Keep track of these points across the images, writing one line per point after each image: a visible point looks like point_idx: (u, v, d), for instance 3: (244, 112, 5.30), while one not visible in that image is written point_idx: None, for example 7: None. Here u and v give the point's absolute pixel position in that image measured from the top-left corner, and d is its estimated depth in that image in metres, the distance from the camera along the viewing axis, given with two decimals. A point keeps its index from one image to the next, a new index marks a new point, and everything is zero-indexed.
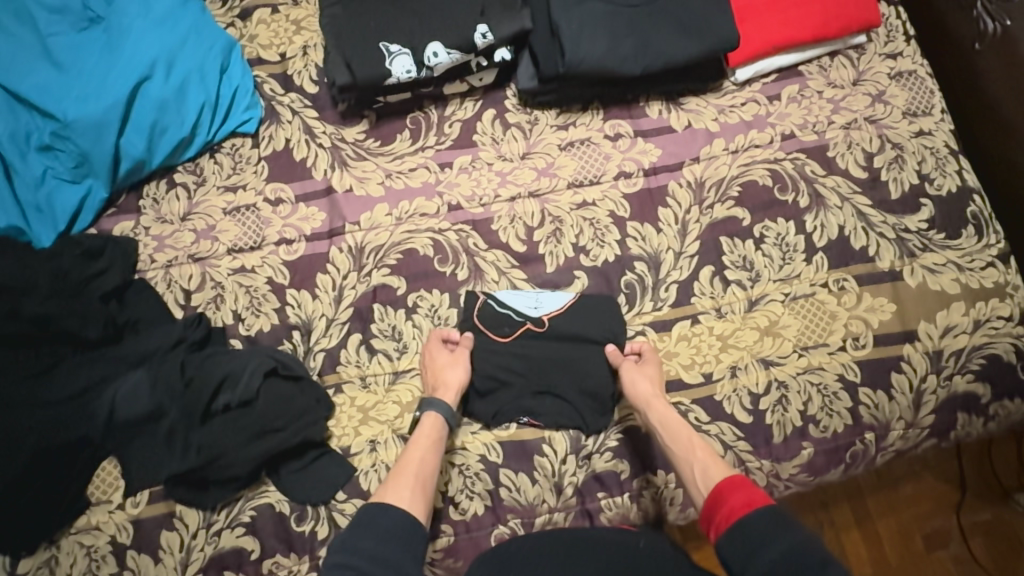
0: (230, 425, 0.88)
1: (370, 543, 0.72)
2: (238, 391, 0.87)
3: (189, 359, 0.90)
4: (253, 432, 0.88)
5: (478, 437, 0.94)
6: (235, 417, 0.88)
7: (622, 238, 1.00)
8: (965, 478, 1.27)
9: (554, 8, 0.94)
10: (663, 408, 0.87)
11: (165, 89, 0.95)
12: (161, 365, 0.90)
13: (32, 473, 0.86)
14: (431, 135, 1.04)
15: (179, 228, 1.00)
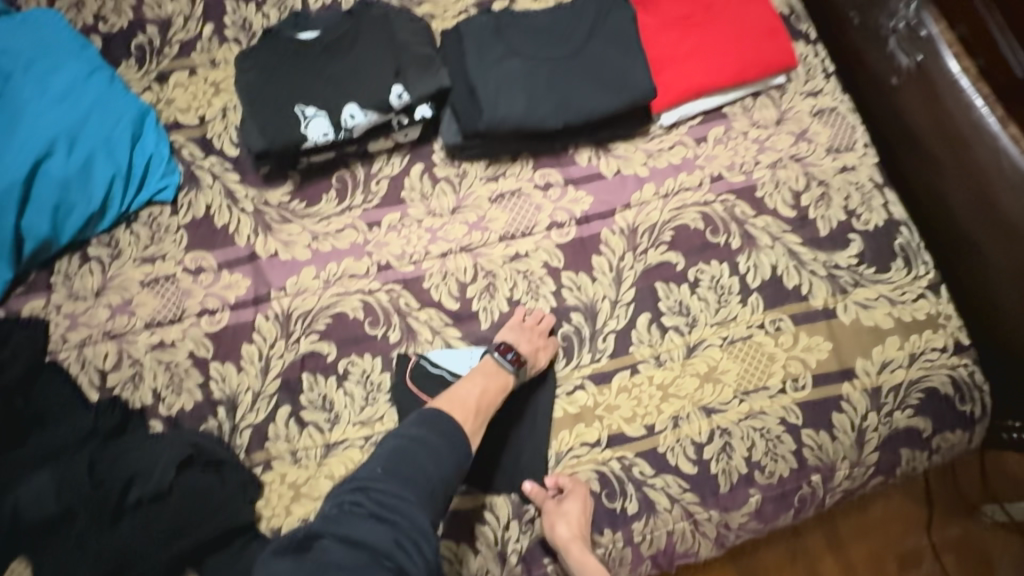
0: (141, 523, 0.82)
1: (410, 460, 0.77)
2: (150, 484, 0.83)
3: (101, 453, 0.86)
4: (168, 529, 0.82)
5: None
6: (149, 513, 0.82)
7: (557, 289, 0.98)
8: (933, 496, 1.25)
9: (471, 68, 0.94)
10: (584, 554, 0.84)
11: (68, 165, 0.92)
12: (70, 458, 0.85)
13: None
14: (358, 193, 1.01)
15: (93, 304, 0.95)
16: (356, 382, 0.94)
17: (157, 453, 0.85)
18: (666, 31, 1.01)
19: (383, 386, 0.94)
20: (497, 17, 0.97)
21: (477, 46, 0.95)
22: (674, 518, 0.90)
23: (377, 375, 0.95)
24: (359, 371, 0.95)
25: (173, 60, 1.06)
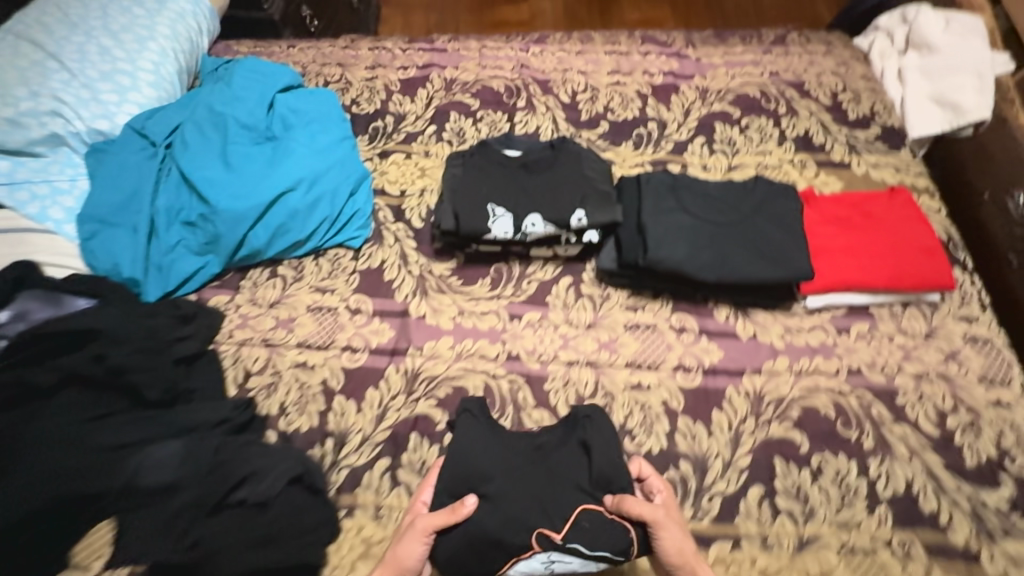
0: (239, 522, 0.85)
1: None
2: (259, 489, 0.87)
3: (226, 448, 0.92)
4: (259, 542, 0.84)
5: None
6: (246, 516, 0.86)
7: (671, 431, 0.98)
8: None
9: (645, 210, 1.06)
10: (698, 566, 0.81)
11: (301, 201, 1.10)
12: (201, 440, 0.92)
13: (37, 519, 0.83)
14: (509, 286, 1.12)
15: (264, 313, 1.09)
16: None
17: (273, 461, 0.90)
18: (824, 226, 1.10)
19: None
20: (675, 179, 1.12)
21: (653, 196, 1.08)
22: None
23: None
24: None
25: (397, 144, 1.31)
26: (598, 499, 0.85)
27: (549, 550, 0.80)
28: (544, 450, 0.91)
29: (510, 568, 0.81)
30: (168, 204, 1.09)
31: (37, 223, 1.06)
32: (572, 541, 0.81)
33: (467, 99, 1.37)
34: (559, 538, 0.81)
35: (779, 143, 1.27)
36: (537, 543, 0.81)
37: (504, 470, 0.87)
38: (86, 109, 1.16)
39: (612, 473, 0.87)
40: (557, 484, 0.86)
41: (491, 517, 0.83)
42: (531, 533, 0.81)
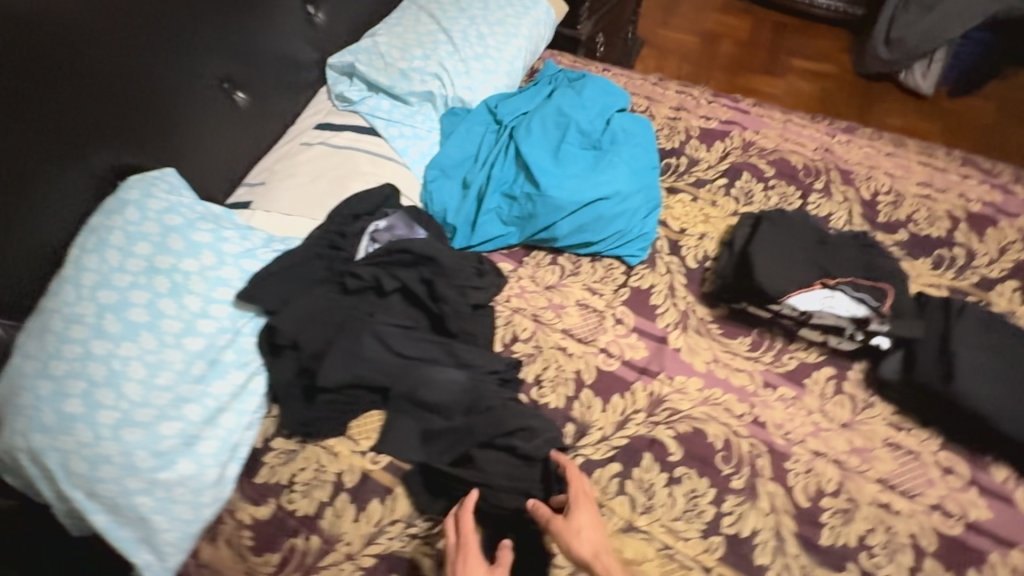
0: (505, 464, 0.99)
1: None
2: (529, 445, 1.00)
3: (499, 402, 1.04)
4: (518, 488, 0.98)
5: None
6: (511, 462, 0.99)
7: (915, 569, 0.92)
8: None
9: (955, 337, 1.01)
10: None
11: (609, 209, 1.20)
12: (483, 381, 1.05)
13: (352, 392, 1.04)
14: (769, 355, 1.13)
15: (540, 292, 1.22)
16: (683, 492, 0.99)
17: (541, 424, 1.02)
18: None
19: (703, 515, 0.97)
20: (990, 318, 1.05)
21: (968, 326, 1.02)
22: None
23: (704, 502, 0.98)
24: (690, 486, 1.00)
25: (686, 184, 1.39)
26: (869, 279, 1.08)
27: (826, 287, 1.06)
28: (836, 240, 1.15)
29: (797, 294, 1.06)
30: (499, 176, 1.26)
31: (398, 157, 1.30)
32: (843, 286, 1.06)
33: (763, 164, 1.41)
34: (832, 282, 1.07)
35: None
36: (818, 283, 1.07)
37: (809, 270, 1.08)
38: (458, 79, 1.38)
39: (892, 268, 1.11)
40: (849, 267, 1.10)
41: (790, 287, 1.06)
42: (816, 280, 1.07)
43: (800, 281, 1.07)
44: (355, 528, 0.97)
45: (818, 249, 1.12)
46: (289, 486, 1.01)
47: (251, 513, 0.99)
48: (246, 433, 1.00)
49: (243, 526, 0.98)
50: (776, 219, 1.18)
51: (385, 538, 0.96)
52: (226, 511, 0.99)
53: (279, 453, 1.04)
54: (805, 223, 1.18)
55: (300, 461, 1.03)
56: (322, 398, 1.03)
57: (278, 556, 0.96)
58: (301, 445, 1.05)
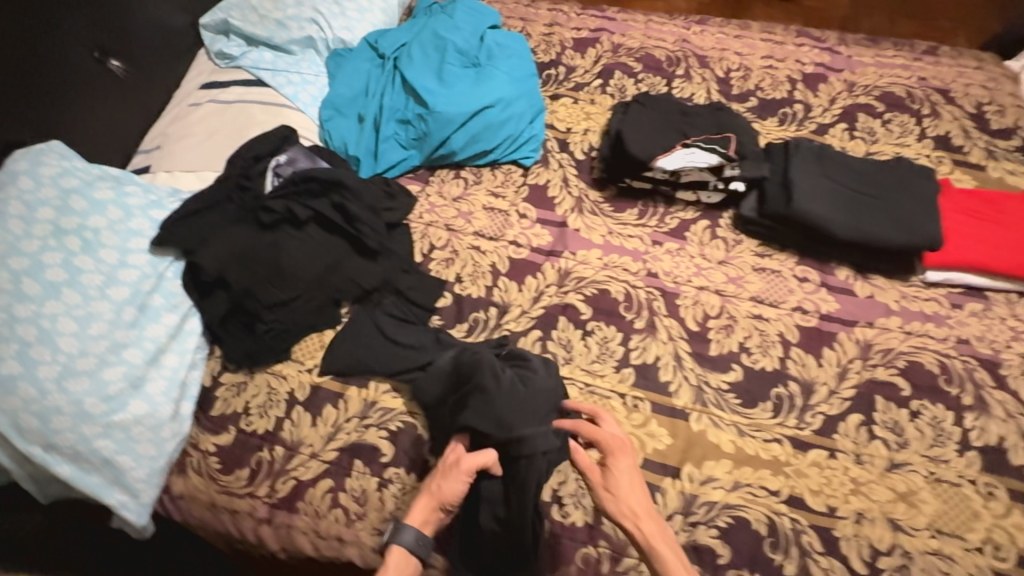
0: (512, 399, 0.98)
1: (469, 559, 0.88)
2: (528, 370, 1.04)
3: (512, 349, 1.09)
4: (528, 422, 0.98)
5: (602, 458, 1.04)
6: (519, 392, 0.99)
7: (784, 357, 1.13)
8: None
9: (793, 168, 1.20)
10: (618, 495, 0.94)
11: (495, 116, 1.31)
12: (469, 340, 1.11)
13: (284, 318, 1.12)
14: (654, 219, 1.30)
15: (449, 204, 1.32)
16: (596, 341, 1.15)
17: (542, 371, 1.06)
18: (956, 213, 1.21)
19: (614, 354, 1.14)
20: (822, 149, 1.24)
21: (803, 158, 1.22)
22: None
23: (614, 344, 1.15)
24: (602, 335, 1.16)
25: (567, 90, 1.51)
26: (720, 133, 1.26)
27: (686, 147, 1.22)
28: (694, 109, 1.32)
29: (663, 157, 1.22)
30: (390, 104, 1.34)
31: (290, 102, 1.34)
32: (699, 143, 1.23)
33: (632, 62, 1.55)
34: (688, 142, 1.23)
35: (918, 139, 1.38)
36: (679, 145, 1.23)
37: (672, 136, 1.25)
38: (335, 21, 1.43)
39: (742, 125, 1.30)
40: (705, 128, 1.27)
41: (656, 152, 1.23)
42: (677, 142, 1.24)
43: (663, 146, 1.24)
44: (314, 431, 1.07)
45: (680, 119, 1.29)
46: (245, 412, 1.09)
47: (214, 442, 1.07)
48: (192, 371, 1.07)
49: (209, 454, 1.06)
50: (642, 100, 1.33)
51: (344, 433, 1.07)
52: (189, 444, 1.07)
53: (229, 386, 1.11)
54: (667, 99, 1.34)
55: (252, 389, 1.11)
56: (261, 328, 1.10)
57: (246, 470, 1.05)
58: (250, 376, 1.12)
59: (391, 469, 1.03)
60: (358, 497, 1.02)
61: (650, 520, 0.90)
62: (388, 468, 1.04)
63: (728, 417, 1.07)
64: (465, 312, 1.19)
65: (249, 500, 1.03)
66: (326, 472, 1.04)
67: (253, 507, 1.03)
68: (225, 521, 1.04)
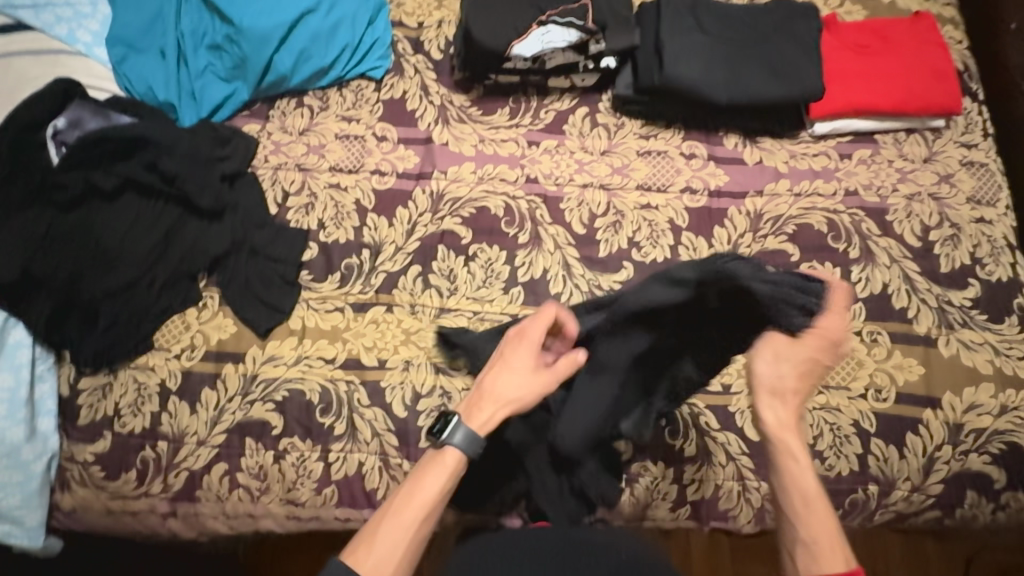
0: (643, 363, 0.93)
1: (462, 439, 0.74)
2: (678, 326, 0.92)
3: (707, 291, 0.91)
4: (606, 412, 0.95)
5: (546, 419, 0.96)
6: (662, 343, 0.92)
7: (675, 245, 1.08)
8: None
9: (664, 31, 1.06)
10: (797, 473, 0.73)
11: (322, 23, 1.13)
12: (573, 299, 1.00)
13: (129, 308, 1.01)
14: (528, 116, 1.16)
15: (296, 140, 1.15)
16: (480, 265, 1.07)
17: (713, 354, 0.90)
18: (843, 52, 1.11)
19: (501, 275, 1.07)
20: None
21: (674, 14, 1.08)
22: (725, 474, 0.96)
23: (499, 265, 1.07)
24: (485, 258, 1.08)
25: None
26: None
27: (542, 26, 1.06)
28: None
29: (518, 43, 1.06)
30: (191, 27, 1.11)
31: (69, 46, 1.10)
32: (556, 16, 1.06)
33: None
34: (545, 17, 1.06)
35: None
36: (535, 24, 1.06)
37: (525, 12, 1.07)
38: None
39: None
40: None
41: (508, 36, 1.06)
42: (533, 21, 1.06)
43: (517, 25, 1.06)
44: (196, 419, 1.00)
45: None
46: (116, 414, 1.00)
47: (92, 450, 0.99)
48: (39, 386, 0.98)
49: (89, 463, 0.99)
50: None
51: (229, 414, 1.00)
52: (65, 459, 0.99)
53: (91, 391, 1.00)
54: None
55: (117, 390, 1.01)
56: (103, 321, 0.99)
57: (134, 471, 0.99)
58: (111, 375, 1.01)
59: (285, 440, 0.99)
60: (257, 474, 0.98)
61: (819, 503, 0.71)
62: (282, 439, 0.99)
63: None
64: (335, 259, 1.08)
65: (146, 499, 0.99)
66: (219, 456, 0.99)
67: (153, 505, 0.99)
68: (130, 523, 1.00)
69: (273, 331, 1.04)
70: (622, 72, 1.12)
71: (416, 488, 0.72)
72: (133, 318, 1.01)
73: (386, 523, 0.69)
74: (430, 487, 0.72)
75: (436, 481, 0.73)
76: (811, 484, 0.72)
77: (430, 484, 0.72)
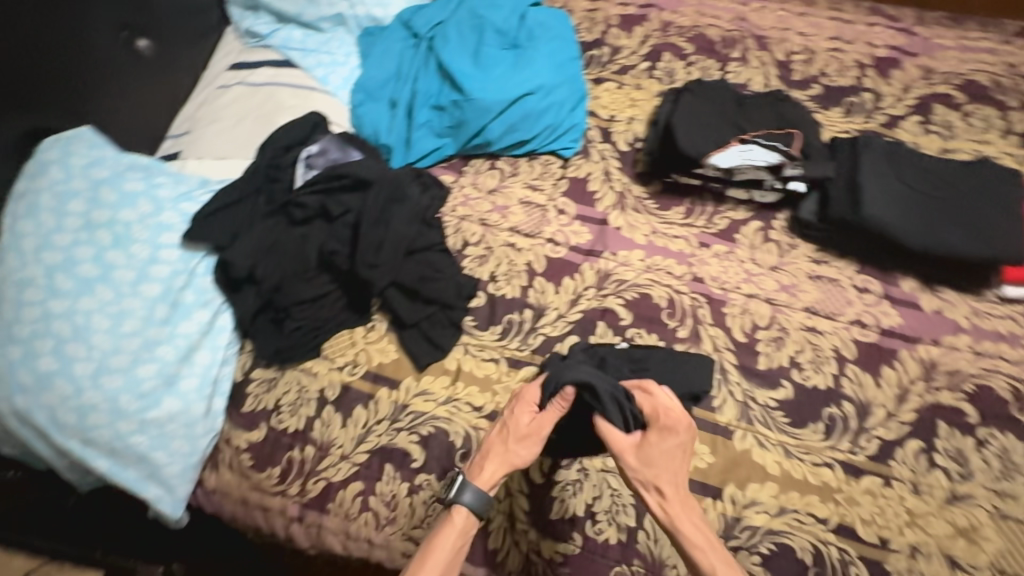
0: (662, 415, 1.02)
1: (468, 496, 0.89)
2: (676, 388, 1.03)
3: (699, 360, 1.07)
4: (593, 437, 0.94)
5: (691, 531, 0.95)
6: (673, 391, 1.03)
7: (838, 374, 1.05)
8: None
9: (863, 171, 1.10)
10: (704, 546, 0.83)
11: (536, 104, 1.24)
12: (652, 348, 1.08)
13: (314, 318, 1.11)
14: (702, 219, 1.21)
15: (484, 198, 1.26)
16: None
17: (774, 487, 0.97)
18: None
19: None
20: (893, 148, 1.14)
21: (872, 157, 1.12)
22: None
23: None
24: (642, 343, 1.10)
25: (612, 73, 1.40)
26: (782, 127, 1.17)
27: (741, 144, 1.14)
28: (748, 101, 1.21)
29: (717, 154, 1.14)
30: (423, 88, 1.27)
31: (320, 85, 1.29)
32: (757, 139, 1.15)
33: (682, 43, 1.43)
34: (746, 136, 1.15)
35: (1003, 135, 1.24)
36: (735, 141, 1.14)
37: (727, 129, 1.17)
38: None
39: (800, 115, 1.19)
40: (760, 121, 1.18)
41: (706, 147, 1.14)
42: (732, 138, 1.15)
43: (716, 139, 1.15)
44: (345, 432, 1.05)
45: (736, 109, 1.20)
46: (276, 410, 1.07)
47: (247, 438, 1.06)
48: (224, 367, 1.07)
49: (241, 450, 1.06)
50: (698, 87, 1.23)
51: (374, 436, 1.05)
52: (222, 440, 1.06)
53: (260, 382, 1.09)
54: (722, 87, 1.24)
55: (282, 387, 1.08)
56: (289, 324, 1.10)
57: (278, 468, 1.04)
58: (280, 372, 1.10)
59: (421, 475, 1.01)
60: (387, 502, 1.01)
61: (701, 534, 0.84)
62: (418, 473, 1.02)
63: (775, 436, 1.01)
64: (499, 313, 1.14)
65: (280, 498, 1.03)
66: (357, 475, 1.03)
67: (284, 506, 1.03)
68: (257, 517, 1.05)
69: (430, 366, 1.10)
70: (806, 197, 1.15)
71: (432, 547, 0.86)
72: (314, 327, 1.11)
73: None
74: (446, 545, 0.86)
75: (444, 541, 0.86)
76: (666, 477, 0.87)
77: (446, 543, 0.86)
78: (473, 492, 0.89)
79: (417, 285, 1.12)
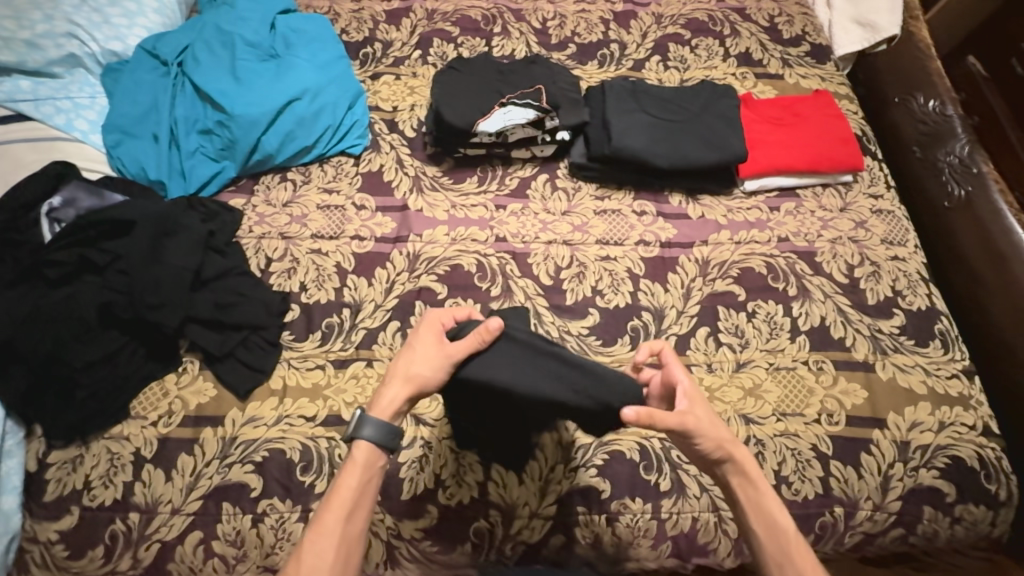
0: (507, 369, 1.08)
1: (370, 431, 0.77)
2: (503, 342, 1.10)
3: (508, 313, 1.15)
4: (548, 409, 0.86)
5: (535, 465, 1.00)
6: None
7: (634, 291, 1.17)
8: None
9: (609, 110, 1.24)
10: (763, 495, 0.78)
11: (307, 109, 1.26)
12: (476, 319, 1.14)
13: (107, 378, 1.01)
14: (494, 183, 1.28)
15: (279, 211, 1.22)
16: None
17: None
18: (762, 123, 1.30)
19: None
20: (634, 85, 1.30)
21: (616, 96, 1.27)
22: (700, 506, 1.00)
23: None
24: None
25: (387, 66, 1.43)
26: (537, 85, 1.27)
27: (503, 107, 1.22)
28: (507, 69, 1.31)
29: (483, 121, 1.21)
30: (184, 114, 1.23)
31: (64, 133, 1.18)
32: (516, 100, 1.23)
33: (448, 27, 1.49)
34: (505, 99, 1.24)
35: (724, 59, 1.46)
36: (497, 105, 1.23)
37: (490, 97, 1.25)
38: (98, 32, 1.27)
39: (554, 71, 1.32)
40: (520, 84, 1.28)
41: (473, 116, 1.22)
42: (495, 103, 1.24)
43: (481, 107, 1.23)
44: (171, 485, 0.98)
45: (496, 78, 1.29)
46: (86, 488, 0.97)
47: (56, 528, 0.95)
48: (6, 461, 0.96)
49: (52, 543, 0.95)
50: (460, 64, 1.31)
51: (205, 479, 0.98)
52: (26, 539, 0.95)
53: (61, 465, 0.98)
54: (482, 61, 1.33)
55: (88, 461, 0.98)
56: (80, 393, 0.99)
57: (101, 548, 0.95)
58: (84, 447, 0.99)
59: (263, 501, 0.98)
60: (233, 540, 0.96)
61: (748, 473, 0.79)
62: (261, 501, 0.98)
63: (592, 359, 1.11)
64: (316, 320, 1.13)
65: None
66: (193, 524, 0.96)
67: None
68: None
69: (254, 392, 1.06)
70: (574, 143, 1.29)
71: (336, 489, 0.75)
72: (111, 388, 1.01)
73: (323, 524, 0.73)
74: (350, 483, 0.76)
75: (348, 478, 0.76)
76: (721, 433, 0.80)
77: (349, 479, 0.76)
78: (374, 423, 0.77)
79: (217, 315, 1.08)
